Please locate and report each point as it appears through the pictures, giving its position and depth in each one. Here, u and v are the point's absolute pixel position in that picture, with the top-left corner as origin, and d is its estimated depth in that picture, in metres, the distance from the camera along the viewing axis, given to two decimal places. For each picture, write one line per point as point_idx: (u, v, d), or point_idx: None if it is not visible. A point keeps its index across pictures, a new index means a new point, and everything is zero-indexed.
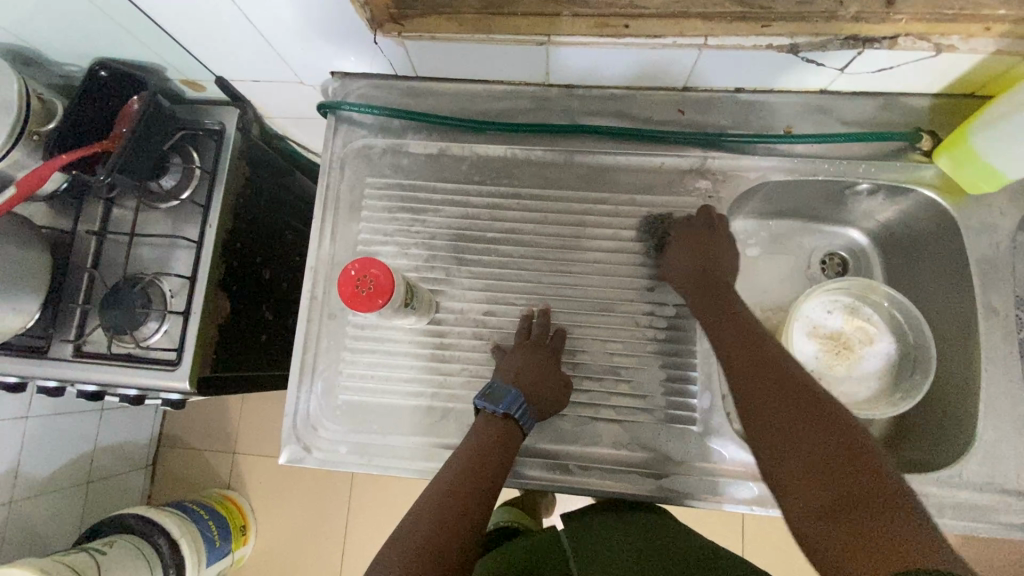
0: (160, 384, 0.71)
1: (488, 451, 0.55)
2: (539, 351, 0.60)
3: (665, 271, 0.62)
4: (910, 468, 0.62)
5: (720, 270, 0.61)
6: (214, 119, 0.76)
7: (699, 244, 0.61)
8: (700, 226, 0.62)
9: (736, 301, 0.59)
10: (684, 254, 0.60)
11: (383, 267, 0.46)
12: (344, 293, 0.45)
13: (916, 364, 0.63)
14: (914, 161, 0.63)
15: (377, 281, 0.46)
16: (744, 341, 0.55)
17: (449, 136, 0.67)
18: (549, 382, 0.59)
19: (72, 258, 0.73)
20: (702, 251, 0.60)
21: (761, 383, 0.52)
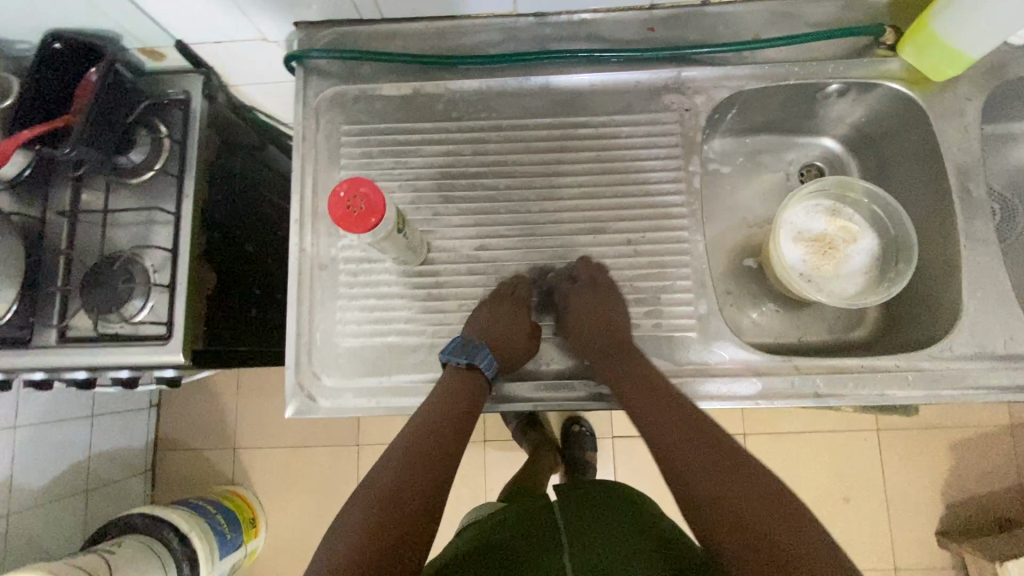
0: (152, 360, 0.69)
1: (454, 414, 0.56)
2: (504, 305, 0.61)
3: (571, 330, 0.61)
4: (909, 348, 0.65)
5: (619, 328, 0.59)
6: (178, 89, 0.74)
7: (585, 304, 0.59)
8: (586, 279, 0.61)
9: (642, 359, 0.59)
10: (586, 316, 0.59)
11: (373, 185, 0.45)
12: (336, 214, 0.44)
13: (900, 253, 0.65)
14: (880, 56, 0.64)
15: (370, 201, 0.44)
16: (653, 399, 0.56)
17: (423, 76, 0.66)
18: (514, 332, 0.60)
19: (44, 242, 0.71)
20: (604, 311, 0.59)
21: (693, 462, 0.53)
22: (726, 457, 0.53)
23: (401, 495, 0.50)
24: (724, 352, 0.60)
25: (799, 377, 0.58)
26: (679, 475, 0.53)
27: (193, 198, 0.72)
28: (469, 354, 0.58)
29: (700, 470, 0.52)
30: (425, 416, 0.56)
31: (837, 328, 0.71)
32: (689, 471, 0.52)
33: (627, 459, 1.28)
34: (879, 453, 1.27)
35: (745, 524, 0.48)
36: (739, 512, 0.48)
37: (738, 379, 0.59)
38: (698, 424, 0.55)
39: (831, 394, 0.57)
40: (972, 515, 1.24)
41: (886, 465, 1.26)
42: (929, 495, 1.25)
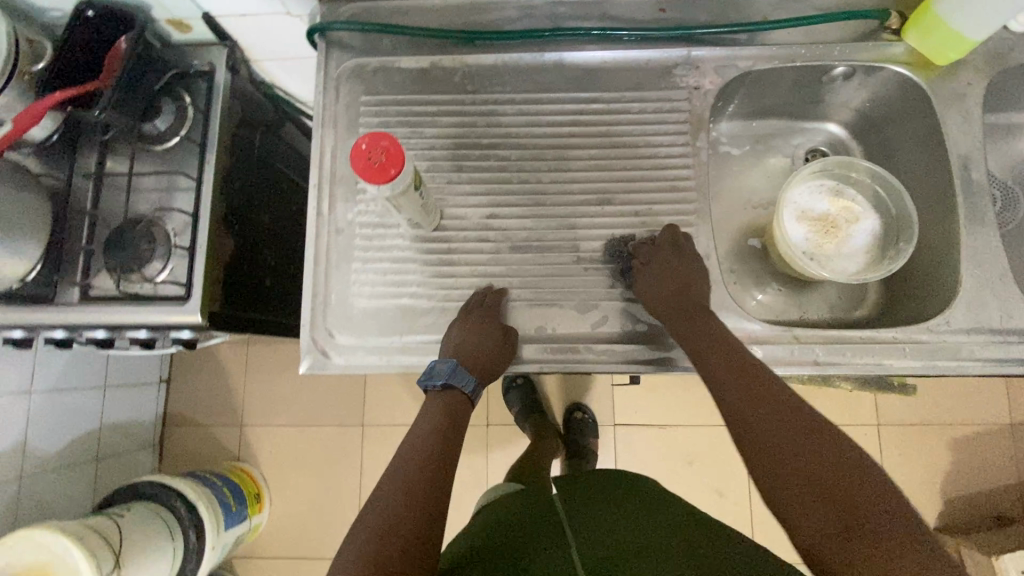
0: (170, 320, 0.71)
1: (445, 429, 0.61)
2: (481, 319, 0.60)
3: (638, 294, 0.61)
4: (910, 323, 0.67)
5: (692, 294, 0.60)
6: (202, 61, 0.77)
7: (663, 266, 0.60)
8: (667, 245, 0.62)
9: (713, 320, 0.59)
10: (656, 278, 0.60)
11: (393, 139, 0.47)
12: (358, 165, 0.46)
13: (900, 233, 0.67)
14: (885, 40, 0.66)
15: (391, 153, 0.47)
16: (726, 359, 0.56)
17: (440, 50, 0.68)
18: (490, 347, 0.59)
19: (70, 204, 0.74)
20: (673, 273, 0.60)
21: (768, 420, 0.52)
22: (801, 412, 0.53)
23: (407, 504, 0.53)
24: (726, 321, 0.62)
25: (798, 346, 0.59)
26: (750, 431, 0.53)
27: (215, 165, 0.74)
28: (449, 375, 0.60)
29: (775, 428, 0.52)
30: (420, 437, 0.60)
31: (837, 307, 0.73)
32: (762, 427, 0.52)
33: (628, 448, 1.29)
34: (879, 448, 1.27)
35: (819, 482, 0.48)
36: (807, 474, 0.49)
37: None
38: (772, 386, 0.54)
39: (830, 363, 0.59)
40: (970, 512, 1.25)
41: (887, 460, 1.27)
42: (928, 491, 1.26)
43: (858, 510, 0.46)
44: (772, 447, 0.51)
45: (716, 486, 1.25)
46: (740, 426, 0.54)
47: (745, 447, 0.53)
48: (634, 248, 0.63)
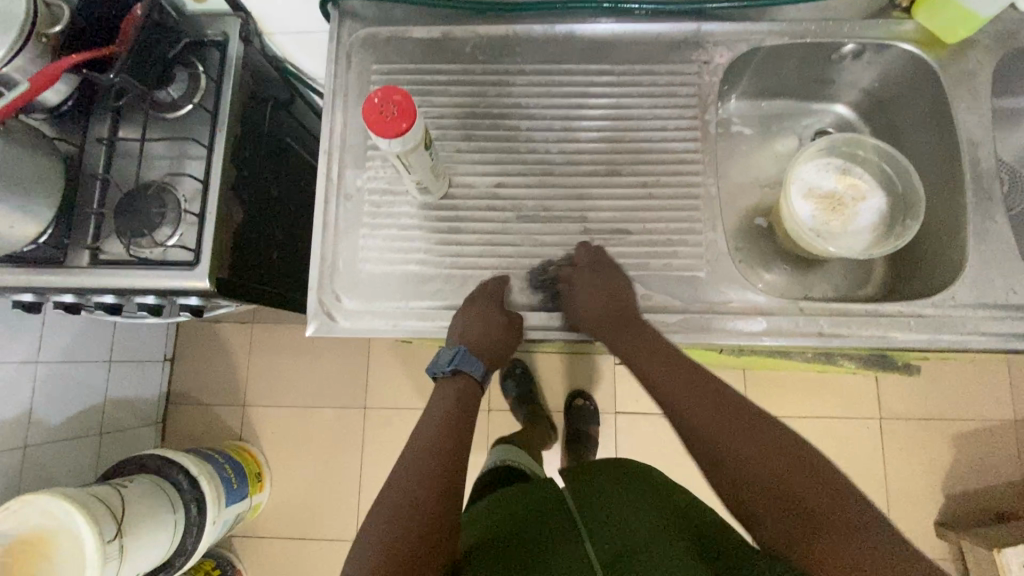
0: (179, 284, 0.72)
1: (453, 430, 0.61)
2: (486, 308, 0.61)
3: (570, 308, 0.62)
4: (918, 295, 0.67)
5: (624, 306, 0.60)
6: (216, 30, 0.77)
7: (588, 283, 0.60)
8: (600, 262, 0.62)
9: (648, 332, 0.61)
10: (591, 296, 0.60)
11: (405, 91, 0.48)
12: (368, 117, 0.47)
13: (907, 210, 0.67)
14: (894, 18, 0.66)
15: (400, 108, 0.47)
16: (679, 377, 0.60)
17: (451, 21, 0.69)
18: (495, 336, 0.61)
19: (82, 169, 0.75)
20: (610, 289, 0.60)
21: (727, 435, 0.56)
22: (755, 421, 0.57)
23: (418, 496, 0.55)
24: (731, 292, 0.62)
25: (803, 318, 0.60)
26: (709, 448, 0.57)
27: (226, 133, 0.75)
28: (456, 360, 0.63)
29: (733, 442, 0.56)
30: (428, 424, 0.61)
31: (842, 286, 0.73)
32: (720, 443, 0.56)
33: (629, 436, 1.29)
34: (880, 441, 1.27)
35: (783, 489, 0.52)
36: (771, 485, 0.52)
37: (742, 318, 0.61)
38: (725, 400, 0.59)
39: (834, 335, 0.59)
40: (971, 507, 1.24)
41: (888, 453, 1.27)
42: (929, 485, 1.26)
43: (794, 490, 0.51)
44: (734, 461, 0.55)
45: None
46: (698, 444, 0.58)
47: (705, 458, 0.57)
48: (574, 257, 0.63)
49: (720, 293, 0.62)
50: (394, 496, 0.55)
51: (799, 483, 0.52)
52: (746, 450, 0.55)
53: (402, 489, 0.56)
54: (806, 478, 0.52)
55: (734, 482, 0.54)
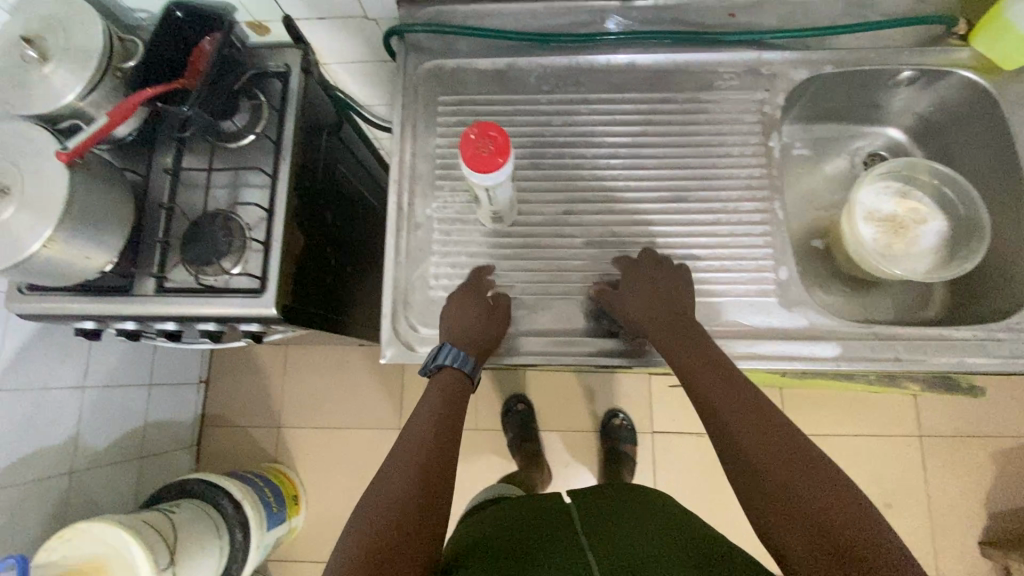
0: (245, 311, 0.73)
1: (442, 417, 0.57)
2: (474, 299, 0.62)
3: (616, 306, 0.61)
4: (984, 320, 0.67)
5: (681, 305, 0.60)
6: (279, 62, 0.79)
7: (640, 279, 0.61)
8: (648, 263, 0.63)
9: (692, 328, 0.59)
10: (639, 294, 0.60)
11: (500, 128, 0.51)
12: (467, 153, 0.50)
13: (970, 234, 0.68)
14: (950, 46, 0.68)
15: (497, 146, 0.50)
16: (716, 373, 0.55)
17: (515, 53, 0.70)
18: (486, 323, 0.61)
19: (149, 199, 0.76)
20: (660, 290, 0.60)
21: (755, 441, 0.50)
22: (791, 437, 0.50)
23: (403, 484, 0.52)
24: (804, 316, 0.62)
25: (877, 342, 0.60)
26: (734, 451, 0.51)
27: (290, 162, 0.76)
28: (442, 355, 0.59)
29: (762, 450, 0.50)
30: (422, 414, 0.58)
31: (904, 309, 0.73)
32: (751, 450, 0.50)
33: (666, 455, 1.29)
34: (921, 459, 1.26)
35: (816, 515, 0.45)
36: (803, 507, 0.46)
37: (817, 343, 0.61)
38: (764, 409, 0.53)
39: (909, 358, 0.60)
40: (1016, 525, 1.23)
41: (929, 471, 1.26)
42: (972, 503, 1.24)
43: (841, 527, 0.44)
44: (762, 470, 0.49)
45: None
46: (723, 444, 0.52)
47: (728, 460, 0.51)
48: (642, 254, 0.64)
49: (792, 317, 0.62)
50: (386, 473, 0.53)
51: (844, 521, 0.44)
52: (778, 464, 0.49)
53: (389, 479, 0.52)
54: (855, 521, 0.44)
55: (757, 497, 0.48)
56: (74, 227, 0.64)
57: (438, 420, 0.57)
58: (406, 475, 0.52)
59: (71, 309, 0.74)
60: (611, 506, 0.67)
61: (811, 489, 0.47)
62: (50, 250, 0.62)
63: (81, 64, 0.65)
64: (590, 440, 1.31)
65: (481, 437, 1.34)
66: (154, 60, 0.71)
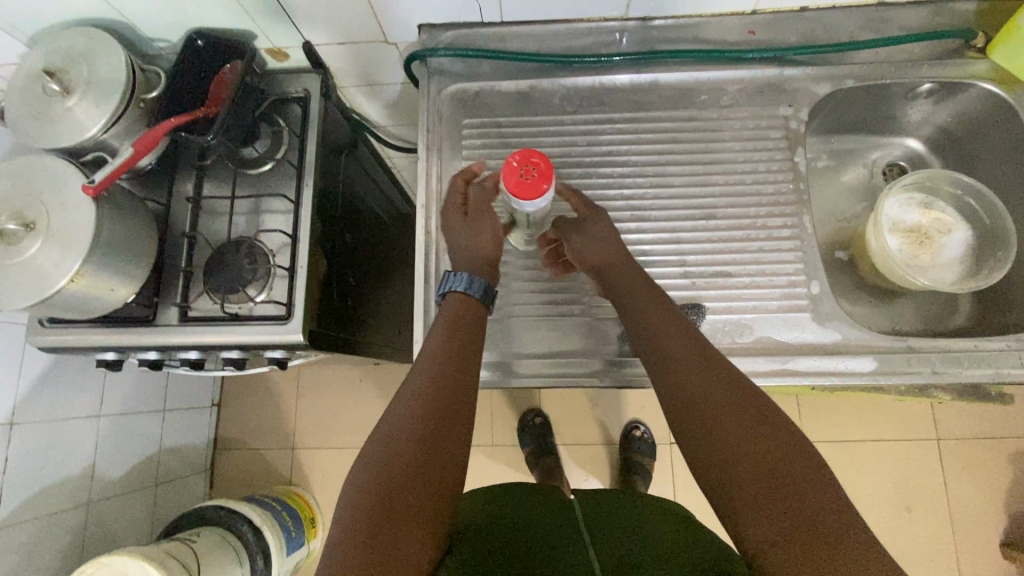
0: (271, 339, 0.72)
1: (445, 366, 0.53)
2: (468, 218, 0.62)
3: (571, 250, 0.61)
4: (1014, 329, 0.67)
5: (624, 256, 0.60)
6: (298, 87, 0.79)
7: (594, 231, 0.60)
8: (594, 213, 0.62)
9: (641, 278, 0.59)
10: (594, 240, 0.60)
11: (541, 154, 0.50)
12: (511, 182, 0.49)
13: (996, 244, 0.68)
14: (969, 58, 0.68)
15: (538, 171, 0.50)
16: (667, 321, 0.55)
17: (538, 74, 0.71)
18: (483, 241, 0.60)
19: (170, 227, 0.75)
20: (610, 242, 0.60)
21: (703, 387, 0.50)
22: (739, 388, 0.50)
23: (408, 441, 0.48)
24: (838, 331, 0.62)
25: (913, 355, 0.60)
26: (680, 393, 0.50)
27: (312, 186, 0.75)
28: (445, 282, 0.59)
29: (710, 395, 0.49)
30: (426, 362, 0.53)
31: (931, 318, 0.73)
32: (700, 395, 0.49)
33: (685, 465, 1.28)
34: (940, 462, 1.26)
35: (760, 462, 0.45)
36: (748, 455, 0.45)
37: (853, 358, 0.61)
38: (712, 357, 0.52)
39: (944, 371, 0.60)
40: None
41: (949, 474, 1.26)
42: (993, 505, 1.24)
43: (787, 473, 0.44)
44: (709, 414, 0.48)
45: None
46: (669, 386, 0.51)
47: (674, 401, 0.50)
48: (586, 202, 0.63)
49: (827, 332, 0.62)
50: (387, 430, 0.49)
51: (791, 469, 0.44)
52: (725, 410, 0.48)
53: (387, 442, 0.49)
54: (809, 477, 0.44)
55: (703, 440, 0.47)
56: (99, 259, 0.63)
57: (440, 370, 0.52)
58: (408, 436, 0.48)
59: (93, 341, 0.73)
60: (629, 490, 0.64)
61: (758, 439, 0.46)
62: (77, 284, 0.61)
63: (105, 95, 0.64)
64: (609, 453, 1.30)
65: (499, 452, 1.33)
66: (176, 90, 0.71)
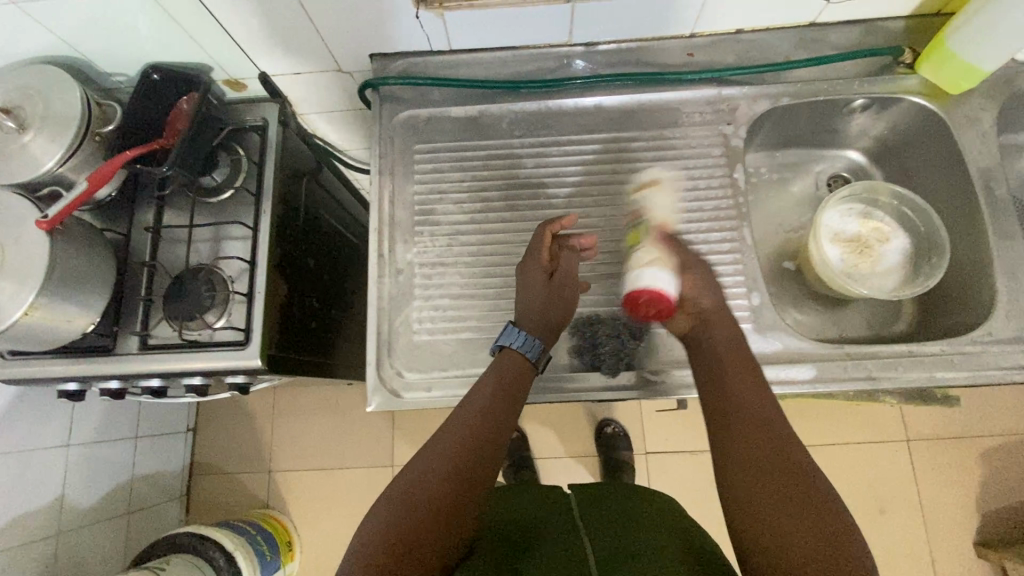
0: (230, 365, 0.72)
1: (490, 408, 0.56)
2: (539, 274, 0.63)
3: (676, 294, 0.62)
4: (950, 332, 0.70)
5: (717, 309, 0.62)
6: (255, 116, 0.81)
7: (701, 282, 0.62)
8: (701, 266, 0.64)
9: (721, 327, 0.60)
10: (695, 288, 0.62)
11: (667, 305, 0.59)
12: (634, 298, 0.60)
13: (930, 250, 0.71)
14: (899, 74, 0.71)
15: (653, 294, 0.59)
16: (735, 368, 0.57)
17: (486, 99, 0.73)
18: (547, 304, 0.62)
19: (130, 257, 0.76)
20: (705, 293, 0.62)
21: (741, 430, 0.52)
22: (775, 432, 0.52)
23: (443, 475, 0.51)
24: (780, 341, 0.64)
25: (851, 362, 0.62)
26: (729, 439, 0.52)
27: (270, 214, 0.77)
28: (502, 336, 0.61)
29: (749, 441, 0.51)
30: (469, 403, 0.56)
31: (876, 323, 0.75)
32: (740, 439, 0.52)
33: (661, 475, 1.29)
34: (911, 464, 1.28)
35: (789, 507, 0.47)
36: (782, 502, 0.47)
37: (793, 365, 0.63)
38: (759, 400, 0.54)
39: (881, 376, 0.62)
40: (1010, 525, 1.24)
41: (922, 476, 1.27)
42: (965, 505, 1.26)
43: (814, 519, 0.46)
44: (747, 458, 0.50)
45: None
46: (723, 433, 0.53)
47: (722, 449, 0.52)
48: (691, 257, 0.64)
49: (768, 341, 0.64)
50: (428, 462, 0.53)
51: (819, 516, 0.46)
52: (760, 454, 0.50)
53: (423, 471, 0.52)
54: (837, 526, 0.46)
55: (746, 489, 0.49)
56: (54, 291, 0.64)
57: (487, 407, 0.56)
58: (445, 472, 0.52)
59: (53, 371, 0.73)
60: (614, 504, 0.70)
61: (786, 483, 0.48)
62: (32, 316, 0.62)
63: (60, 130, 0.66)
64: (586, 465, 1.31)
65: None
66: (132, 123, 0.73)
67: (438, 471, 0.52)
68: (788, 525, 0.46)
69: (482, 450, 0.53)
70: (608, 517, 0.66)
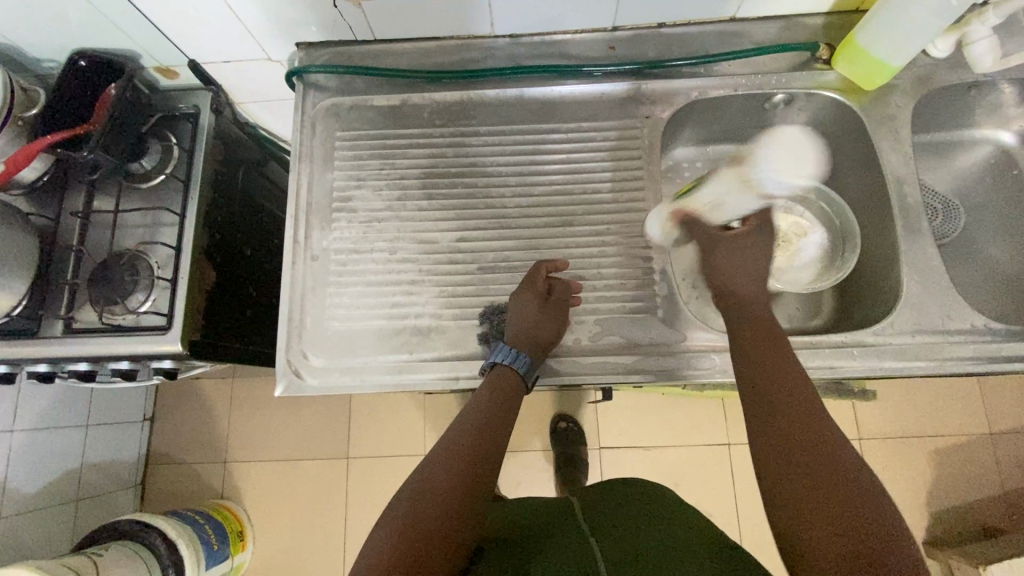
0: (152, 349, 0.73)
1: (483, 424, 0.58)
2: (535, 301, 0.63)
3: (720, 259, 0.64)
4: (862, 324, 0.70)
5: (754, 286, 0.62)
6: (189, 104, 0.81)
7: (744, 252, 0.64)
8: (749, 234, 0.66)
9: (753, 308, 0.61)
10: (741, 255, 0.64)
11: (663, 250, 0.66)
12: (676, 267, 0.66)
13: (844, 242, 0.73)
14: (818, 69, 0.72)
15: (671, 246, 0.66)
16: (766, 347, 0.57)
17: (410, 88, 0.73)
18: (541, 331, 0.62)
19: (57, 242, 0.77)
20: (743, 265, 0.64)
21: (760, 421, 0.52)
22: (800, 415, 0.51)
23: (444, 489, 0.52)
24: (686, 331, 0.65)
25: None
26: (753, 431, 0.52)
27: (197, 201, 0.78)
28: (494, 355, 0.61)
29: (774, 428, 0.50)
30: (465, 417, 0.59)
31: (796, 317, 0.75)
32: (763, 428, 0.51)
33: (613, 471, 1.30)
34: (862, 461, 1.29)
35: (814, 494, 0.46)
36: (807, 491, 0.46)
37: (696, 354, 0.64)
38: (788, 379, 0.53)
39: None
40: (959, 523, 1.25)
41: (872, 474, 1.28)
42: (916, 502, 1.26)
43: (839, 505, 0.45)
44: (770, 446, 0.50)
45: (704, 505, 1.25)
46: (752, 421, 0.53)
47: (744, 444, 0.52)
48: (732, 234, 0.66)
49: (674, 331, 0.65)
50: (429, 477, 0.54)
51: (844, 499, 0.45)
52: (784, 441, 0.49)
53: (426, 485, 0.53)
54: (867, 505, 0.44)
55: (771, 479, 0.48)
56: None
57: (482, 418, 0.59)
58: (448, 484, 0.53)
59: None
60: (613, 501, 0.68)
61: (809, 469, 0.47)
62: None
63: None
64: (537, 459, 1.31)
65: None
66: (57, 107, 0.72)
67: (440, 482, 0.53)
68: (815, 512, 0.45)
69: (482, 463, 0.56)
70: (611, 515, 0.65)
